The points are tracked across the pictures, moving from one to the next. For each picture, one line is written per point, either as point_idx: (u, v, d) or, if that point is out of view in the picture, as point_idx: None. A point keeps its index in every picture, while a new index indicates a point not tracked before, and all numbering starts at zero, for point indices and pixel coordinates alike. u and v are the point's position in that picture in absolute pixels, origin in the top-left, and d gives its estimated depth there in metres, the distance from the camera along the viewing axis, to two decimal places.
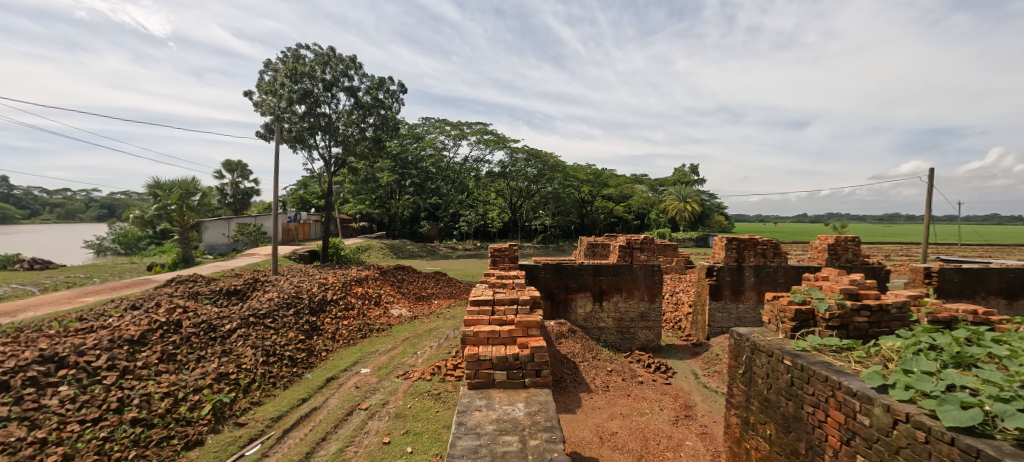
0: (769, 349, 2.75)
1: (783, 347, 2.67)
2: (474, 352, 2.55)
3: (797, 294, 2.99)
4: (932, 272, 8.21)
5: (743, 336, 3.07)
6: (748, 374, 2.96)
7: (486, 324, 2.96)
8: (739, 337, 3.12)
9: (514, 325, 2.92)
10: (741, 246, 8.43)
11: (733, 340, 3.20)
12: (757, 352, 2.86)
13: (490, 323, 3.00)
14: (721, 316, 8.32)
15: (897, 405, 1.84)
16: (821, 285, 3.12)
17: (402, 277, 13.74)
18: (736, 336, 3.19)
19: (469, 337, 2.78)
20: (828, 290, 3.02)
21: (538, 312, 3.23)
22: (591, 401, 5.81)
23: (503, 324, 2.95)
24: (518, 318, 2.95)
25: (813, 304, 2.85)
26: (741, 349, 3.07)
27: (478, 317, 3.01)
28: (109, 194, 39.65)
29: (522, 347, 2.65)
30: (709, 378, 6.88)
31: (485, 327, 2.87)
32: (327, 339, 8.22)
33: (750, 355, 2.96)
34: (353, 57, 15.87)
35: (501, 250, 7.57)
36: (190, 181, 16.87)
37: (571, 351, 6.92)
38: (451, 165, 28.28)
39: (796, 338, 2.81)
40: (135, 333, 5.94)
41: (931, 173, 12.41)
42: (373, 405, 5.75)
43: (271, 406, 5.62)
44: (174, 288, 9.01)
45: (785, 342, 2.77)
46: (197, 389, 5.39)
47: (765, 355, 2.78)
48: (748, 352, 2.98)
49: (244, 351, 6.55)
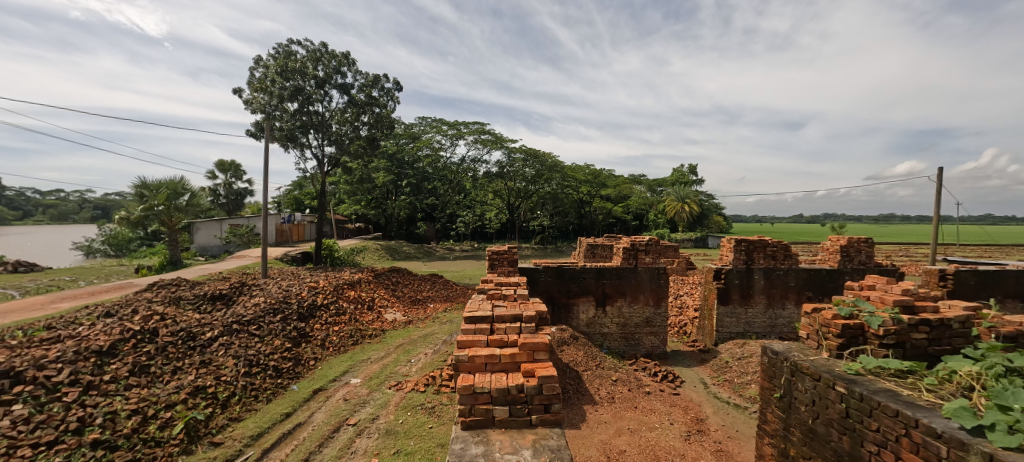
0: (815, 372, 2.41)
1: (831, 371, 2.33)
2: (470, 384, 2.17)
3: (843, 307, 2.66)
4: (948, 274, 7.87)
5: (780, 355, 2.72)
6: (787, 399, 2.63)
7: (483, 345, 2.59)
8: (775, 355, 2.78)
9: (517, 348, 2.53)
10: (750, 248, 7.97)
11: (768, 358, 2.86)
12: (798, 374, 2.54)
13: (488, 343, 2.62)
14: (730, 321, 7.98)
15: (1002, 455, 1.47)
16: (869, 295, 2.79)
17: (397, 280, 13.33)
18: (770, 355, 2.85)
19: (463, 364, 2.39)
20: (879, 302, 2.68)
21: (544, 331, 2.84)
22: (596, 415, 5.40)
23: (504, 347, 2.57)
24: (523, 338, 2.57)
25: (863, 319, 2.51)
26: (779, 371, 2.73)
27: (473, 336, 2.63)
28: (102, 197, 39.01)
29: (528, 378, 2.28)
30: (720, 388, 6.52)
31: (482, 350, 2.49)
32: (316, 346, 7.81)
33: (789, 378, 2.63)
34: (346, 54, 15.45)
35: (500, 253, 7.15)
36: (178, 181, 16.35)
37: (574, 359, 6.53)
38: (448, 165, 27.82)
39: (844, 358, 2.48)
40: (104, 344, 5.49)
41: (940, 172, 12.06)
42: (362, 420, 5.33)
43: (250, 422, 5.19)
44: (156, 293, 8.55)
45: (833, 364, 2.43)
46: (170, 405, 4.96)
47: (810, 379, 2.44)
48: (788, 374, 2.64)
49: (225, 362, 6.11)
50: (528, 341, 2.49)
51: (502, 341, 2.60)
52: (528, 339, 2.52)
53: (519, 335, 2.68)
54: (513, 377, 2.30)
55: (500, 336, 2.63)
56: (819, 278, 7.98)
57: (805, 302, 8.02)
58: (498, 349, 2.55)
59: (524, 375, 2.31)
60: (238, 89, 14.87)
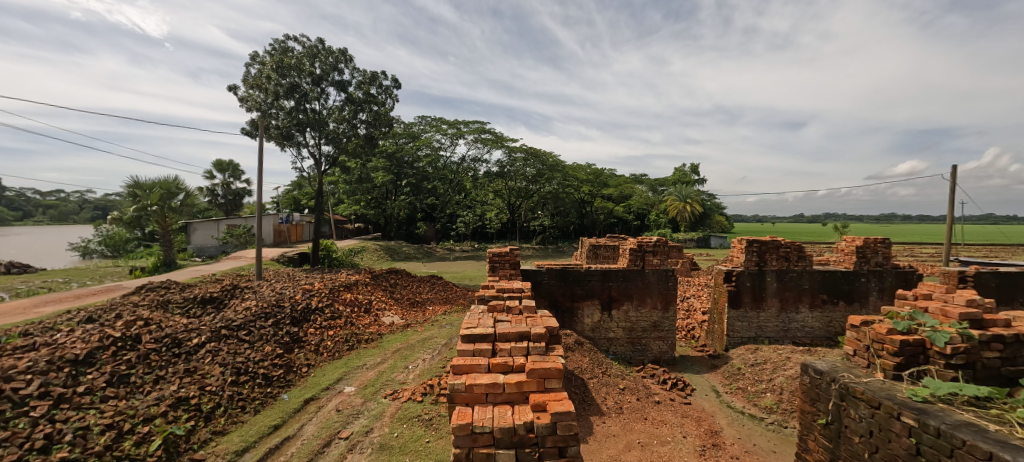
0: (875, 399, 2.59)
1: (894, 399, 2.49)
2: (468, 425, 1.91)
3: (902, 323, 2.90)
4: (970, 276, 7.52)
5: (828, 377, 3.03)
6: (837, 426, 2.92)
7: (483, 369, 2.31)
8: (821, 376, 3.10)
9: (524, 375, 2.25)
10: (762, 249, 7.62)
11: (814, 381, 3.16)
12: (850, 399, 2.79)
13: (489, 367, 2.33)
14: (741, 325, 7.65)
15: None
16: (929, 308, 3.03)
17: (395, 281, 12.99)
18: (818, 377, 3.13)
19: (459, 396, 2.12)
20: (940, 316, 2.92)
21: (557, 352, 2.56)
22: (603, 427, 5.07)
23: (509, 372, 2.31)
24: (531, 363, 2.29)
25: (929, 337, 2.73)
26: (828, 394, 3.02)
27: (472, 360, 2.35)
28: (101, 197, 38.41)
29: (537, 413, 2.03)
30: (733, 397, 6.20)
31: (482, 377, 2.21)
32: (310, 352, 7.47)
33: (839, 403, 2.91)
34: (343, 50, 15.15)
35: (501, 255, 6.80)
36: (172, 180, 15.96)
37: (579, 367, 6.17)
38: (448, 165, 27.19)
39: (909, 382, 2.68)
40: (80, 352, 5.17)
41: (955, 170, 11.63)
42: (355, 433, 4.99)
43: (236, 436, 4.86)
44: (144, 296, 8.22)
45: (894, 391, 2.59)
46: (148, 419, 4.63)
47: (870, 407, 2.63)
48: (836, 398, 2.93)
49: (210, 370, 5.79)
50: (537, 368, 2.21)
51: (505, 365, 2.32)
52: (537, 363, 2.24)
53: (528, 358, 2.39)
54: (520, 413, 2.04)
55: (502, 359, 2.34)
56: (834, 280, 7.67)
57: (819, 305, 7.69)
58: (500, 376, 2.27)
59: (532, 409, 2.07)
60: (234, 86, 14.53)
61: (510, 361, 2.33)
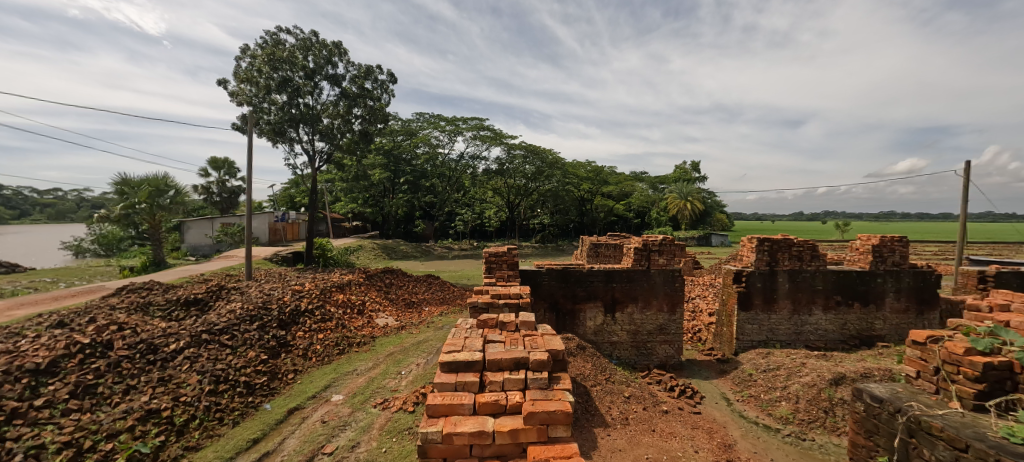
0: (962, 440, 2.55)
1: (985, 441, 2.44)
2: None
3: (983, 341, 2.93)
4: (989, 275, 7.17)
5: (898, 410, 3.06)
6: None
7: (466, 410, 2.17)
8: (884, 405, 3.20)
9: (520, 420, 2.13)
10: (774, 248, 7.23)
11: (884, 415, 3.20)
12: (929, 437, 2.80)
13: (474, 408, 2.19)
14: (751, 328, 7.28)
15: None
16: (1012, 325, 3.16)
17: (391, 281, 12.58)
18: (888, 411, 3.16)
19: (436, 448, 2.00)
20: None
21: (560, 390, 2.28)
22: (609, 441, 4.67)
23: (495, 413, 2.13)
24: (530, 404, 2.16)
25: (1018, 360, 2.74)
26: (902, 431, 3.03)
27: (453, 399, 2.20)
28: (99, 195, 37.78)
29: None
30: (745, 405, 5.84)
31: (466, 424, 2.08)
32: (296, 357, 7.09)
33: (915, 442, 2.93)
34: (337, 43, 14.73)
35: (498, 255, 6.42)
36: (161, 177, 15.44)
37: (582, 373, 5.80)
38: (447, 162, 26.69)
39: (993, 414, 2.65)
40: (42, 361, 4.79)
41: (969, 165, 11.19)
42: (340, 448, 4.60)
43: (210, 452, 4.48)
44: (123, 298, 7.83)
45: (981, 430, 2.55)
46: (113, 435, 4.26)
47: (953, 448, 2.60)
48: (913, 436, 2.95)
49: (187, 378, 5.41)
50: (539, 413, 2.09)
51: (495, 406, 2.18)
52: (539, 406, 2.12)
53: (524, 395, 2.25)
54: None
55: (492, 398, 2.19)
56: (848, 281, 7.30)
57: (833, 307, 7.32)
58: (488, 419, 2.14)
59: None
60: (223, 80, 14.08)
61: (502, 401, 2.18)
